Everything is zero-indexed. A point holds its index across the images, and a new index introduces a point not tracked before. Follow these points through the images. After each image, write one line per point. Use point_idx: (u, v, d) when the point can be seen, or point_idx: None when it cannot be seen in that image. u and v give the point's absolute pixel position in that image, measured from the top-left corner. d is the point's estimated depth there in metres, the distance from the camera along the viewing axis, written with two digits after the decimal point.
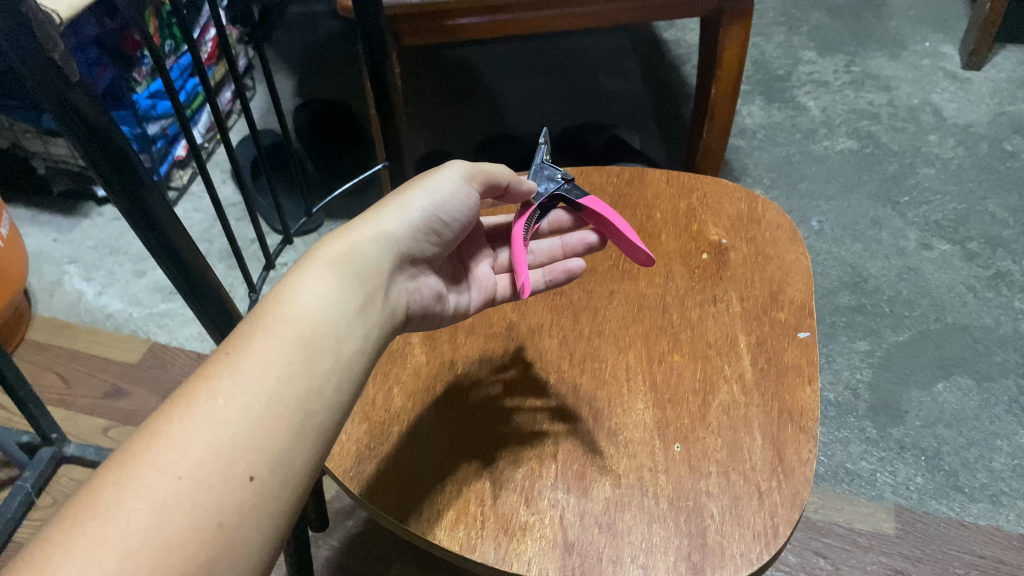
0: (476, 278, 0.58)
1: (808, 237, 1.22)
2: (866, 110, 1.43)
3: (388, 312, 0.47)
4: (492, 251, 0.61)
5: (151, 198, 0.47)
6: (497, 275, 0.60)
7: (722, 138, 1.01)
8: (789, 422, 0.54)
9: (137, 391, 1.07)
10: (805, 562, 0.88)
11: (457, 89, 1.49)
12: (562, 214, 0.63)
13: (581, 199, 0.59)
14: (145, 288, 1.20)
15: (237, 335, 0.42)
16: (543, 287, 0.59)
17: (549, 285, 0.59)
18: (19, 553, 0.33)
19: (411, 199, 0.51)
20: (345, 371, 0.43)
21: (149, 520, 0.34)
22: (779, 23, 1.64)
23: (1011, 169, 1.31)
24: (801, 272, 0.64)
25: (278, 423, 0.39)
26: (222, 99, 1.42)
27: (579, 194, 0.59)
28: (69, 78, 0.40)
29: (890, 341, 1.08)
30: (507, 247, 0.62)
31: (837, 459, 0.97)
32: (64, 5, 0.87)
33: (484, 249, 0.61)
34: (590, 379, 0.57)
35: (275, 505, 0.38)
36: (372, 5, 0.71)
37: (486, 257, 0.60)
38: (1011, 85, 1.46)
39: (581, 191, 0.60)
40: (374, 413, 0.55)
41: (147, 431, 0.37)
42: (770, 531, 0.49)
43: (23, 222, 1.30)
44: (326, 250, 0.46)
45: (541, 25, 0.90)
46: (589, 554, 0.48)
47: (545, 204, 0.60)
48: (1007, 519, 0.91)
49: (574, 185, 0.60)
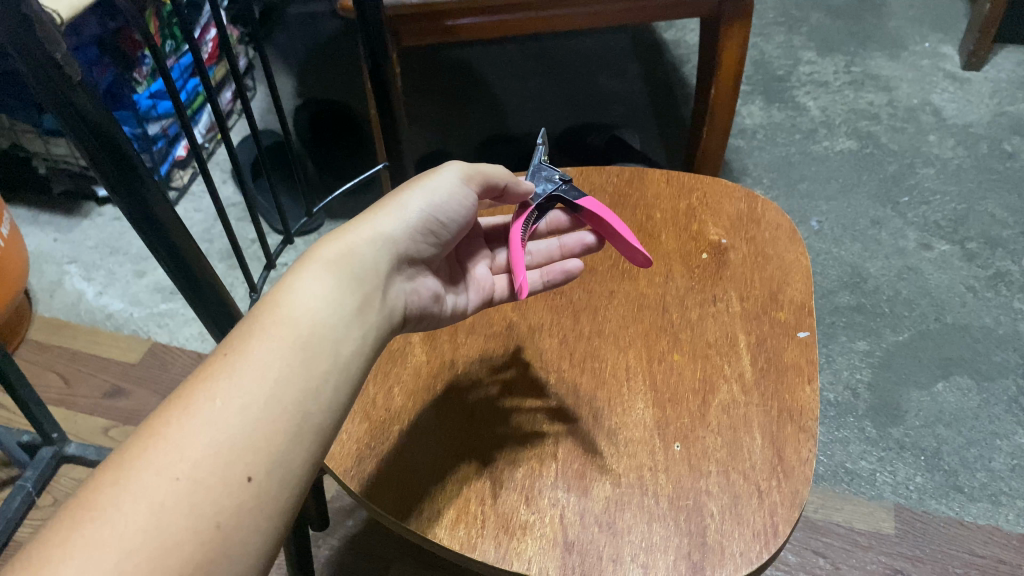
0: (473, 279, 0.58)
1: (808, 237, 1.22)
2: (866, 110, 1.43)
3: (385, 313, 0.47)
4: (490, 252, 0.61)
5: (152, 198, 0.47)
6: (496, 275, 0.60)
7: (722, 139, 1.01)
8: (789, 421, 0.54)
9: (137, 391, 1.07)
10: (805, 562, 0.88)
11: (457, 89, 1.49)
12: (560, 214, 0.63)
13: (579, 200, 0.59)
14: (146, 288, 1.21)
15: (235, 336, 0.42)
16: (540, 288, 0.60)
17: (548, 285, 0.60)
18: (17, 554, 0.33)
19: (409, 200, 0.51)
20: (343, 373, 0.43)
21: (147, 521, 0.34)
22: (778, 23, 1.64)
23: (1010, 169, 1.31)
24: (801, 271, 0.64)
25: (276, 424, 0.39)
26: (223, 100, 1.42)
27: (576, 195, 0.60)
28: (72, 78, 0.40)
29: (890, 341, 1.08)
30: (505, 248, 0.62)
31: (837, 459, 0.97)
32: (65, 5, 0.87)
33: (481, 250, 0.61)
34: (591, 379, 0.58)
35: (272, 506, 0.38)
36: (372, 6, 0.72)
37: (484, 258, 0.60)
38: (1011, 85, 1.47)
39: (578, 192, 0.60)
40: (374, 413, 0.56)
41: (145, 433, 0.37)
42: (770, 530, 0.49)
43: (24, 222, 1.30)
44: (324, 251, 0.46)
45: (541, 25, 0.90)
46: (589, 553, 0.48)
47: (543, 204, 0.60)
48: (1007, 519, 0.91)
49: (571, 185, 0.61)
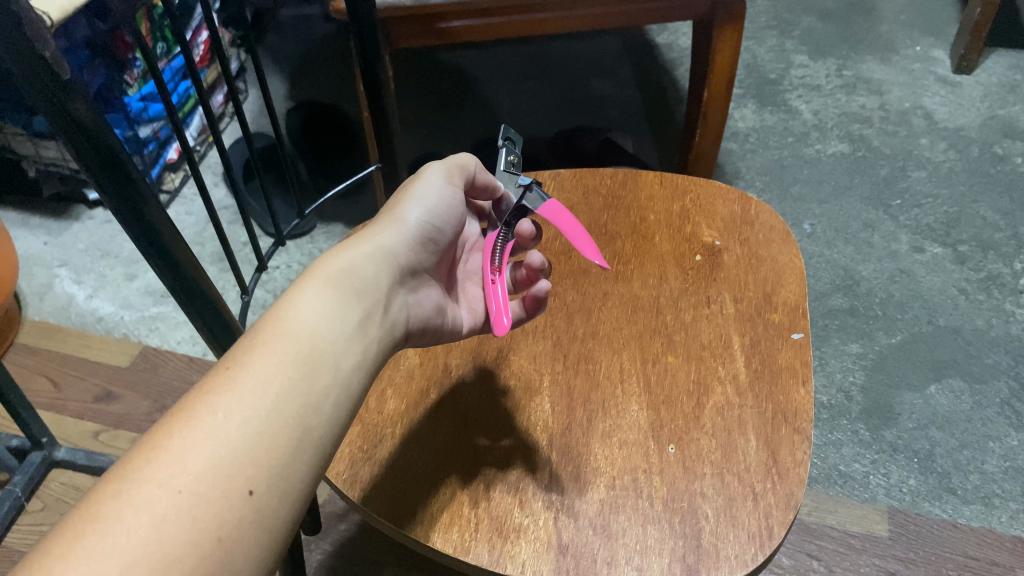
0: (468, 299, 0.58)
1: (802, 240, 1.23)
2: (858, 113, 1.44)
3: (387, 328, 0.47)
4: (472, 266, 0.60)
5: (146, 203, 0.46)
6: (475, 296, 0.59)
7: (716, 142, 1.01)
8: (782, 423, 0.54)
9: (128, 395, 1.06)
10: (799, 564, 0.88)
11: (451, 93, 1.49)
12: (528, 223, 0.56)
13: (542, 207, 0.56)
14: (137, 291, 1.20)
15: (236, 351, 0.41)
16: (524, 318, 0.56)
17: (529, 314, 0.56)
18: (16, 568, 0.33)
19: (404, 213, 0.52)
20: (343, 388, 0.42)
21: (149, 534, 0.34)
22: (771, 27, 1.64)
23: (1001, 173, 1.32)
24: (795, 274, 0.64)
25: (276, 438, 0.38)
26: (215, 102, 1.43)
27: (542, 200, 0.56)
28: (60, 75, 0.39)
29: (882, 343, 1.09)
30: (479, 255, 0.61)
31: (831, 461, 0.97)
32: (56, 7, 0.86)
33: (467, 268, 0.60)
34: (585, 381, 0.57)
35: (272, 521, 0.37)
36: (366, 6, 0.71)
37: (474, 277, 0.60)
38: (1002, 89, 1.48)
39: (541, 197, 0.56)
40: (368, 416, 0.55)
41: (146, 446, 0.37)
42: (764, 533, 0.49)
43: (14, 226, 1.29)
44: (325, 266, 0.46)
45: (533, 28, 0.90)
46: (582, 556, 0.48)
47: (514, 215, 0.57)
48: (999, 521, 0.92)
49: (536, 185, 0.57)
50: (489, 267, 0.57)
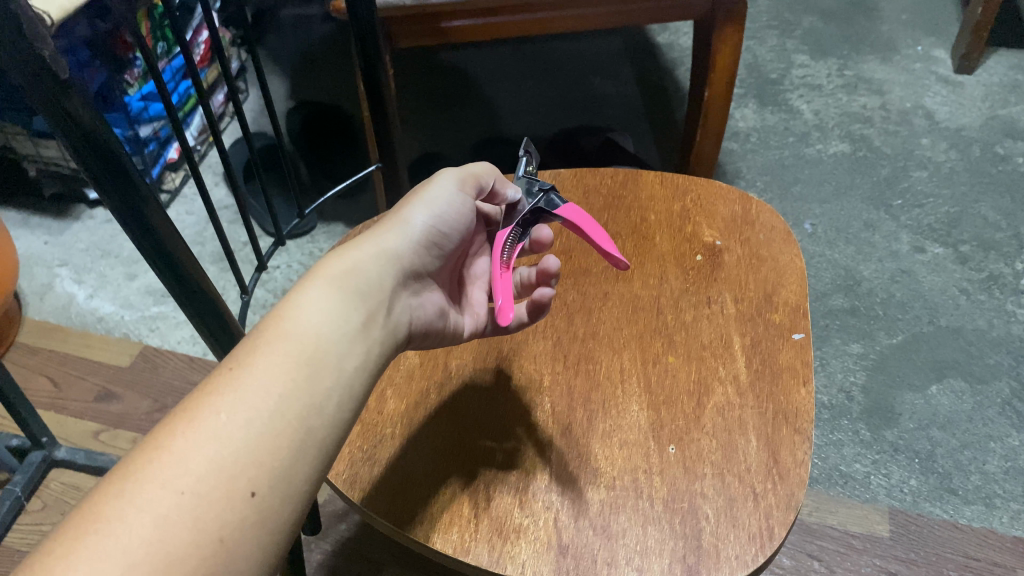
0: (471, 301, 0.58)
1: (802, 240, 1.22)
2: (859, 113, 1.44)
3: (390, 330, 0.46)
4: (478, 269, 0.59)
5: (146, 203, 0.46)
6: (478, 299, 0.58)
7: (716, 142, 1.01)
8: (783, 423, 0.54)
9: (128, 394, 1.06)
10: (800, 565, 0.88)
11: (452, 92, 1.49)
12: (548, 229, 0.59)
13: (560, 209, 0.57)
14: (137, 290, 1.20)
15: (239, 351, 0.41)
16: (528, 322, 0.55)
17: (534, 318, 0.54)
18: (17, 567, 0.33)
19: (411, 215, 0.52)
20: (346, 389, 0.42)
21: (151, 535, 0.34)
22: (772, 27, 1.64)
23: (1002, 172, 1.32)
24: (796, 274, 0.64)
25: (279, 439, 0.38)
26: (216, 102, 1.42)
27: (559, 205, 0.58)
28: (59, 75, 0.39)
29: (884, 343, 1.08)
30: (486, 258, 0.60)
31: (832, 461, 0.97)
32: (56, 7, 0.85)
33: (472, 271, 0.59)
34: (585, 381, 0.57)
35: (275, 522, 0.37)
36: (366, 6, 0.71)
37: (479, 280, 0.59)
38: (1003, 88, 1.47)
39: (560, 201, 0.58)
40: (368, 416, 0.55)
41: (148, 446, 0.37)
42: (765, 533, 0.49)
43: (15, 225, 1.29)
44: (329, 268, 0.46)
45: (533, 28, 0.90)
46: (582, 557, 0.48)
47: (527, 218, 0.58)
48: (1000, 521, 0.91)
49: (555, 192, 0.59)
50: (495, 262, 0.56)
